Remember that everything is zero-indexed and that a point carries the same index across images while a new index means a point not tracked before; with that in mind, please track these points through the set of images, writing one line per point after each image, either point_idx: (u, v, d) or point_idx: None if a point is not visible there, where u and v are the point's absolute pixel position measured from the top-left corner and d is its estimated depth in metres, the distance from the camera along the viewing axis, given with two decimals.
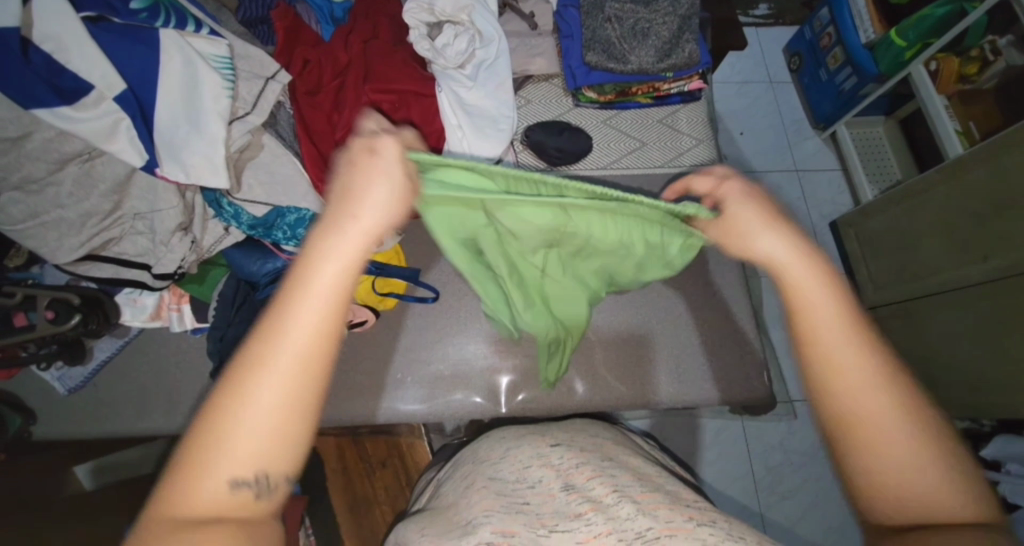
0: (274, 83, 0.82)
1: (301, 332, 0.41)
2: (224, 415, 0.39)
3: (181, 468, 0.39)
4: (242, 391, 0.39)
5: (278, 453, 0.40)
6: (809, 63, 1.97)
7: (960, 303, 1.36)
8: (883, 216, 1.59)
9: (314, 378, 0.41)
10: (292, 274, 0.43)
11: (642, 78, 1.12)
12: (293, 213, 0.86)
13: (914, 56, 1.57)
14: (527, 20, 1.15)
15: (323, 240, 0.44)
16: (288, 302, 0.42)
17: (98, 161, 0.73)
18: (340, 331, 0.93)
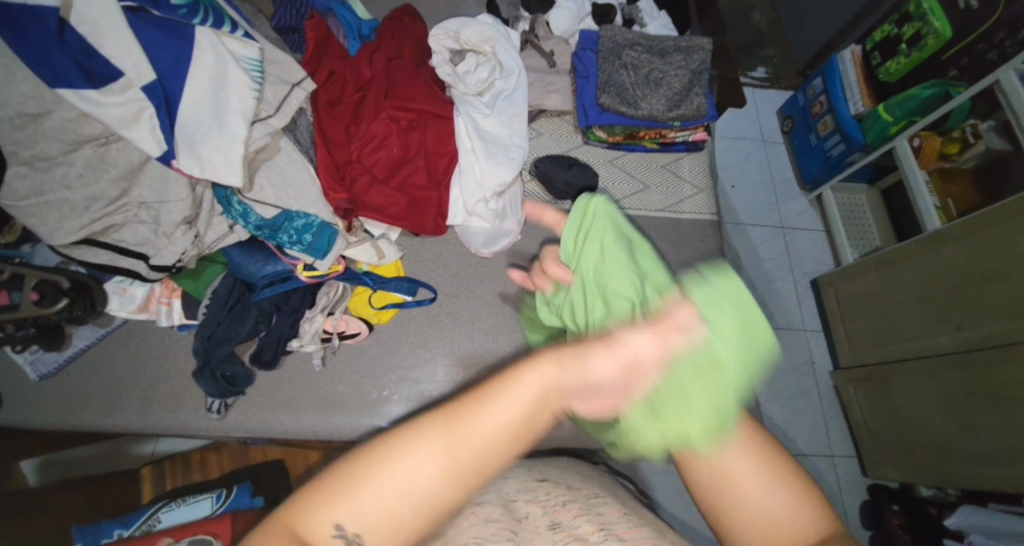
0: (299, 89, 0.83)
1: (470, 444, 0.41)
2: (387, 469, 0.39)
3: (305, 494, 0.39)
4: (394, 454, 0.40)
5: (389, 540, 0.38)
6: (800, 127, 2.07)
7: (934, 372, 1.41)
8: (862, 278, 1.65)
9: (449, 498, 0.40)
10: (509, 372, 0.45)
11: (651, 123, 1.17)
12: (301, 218, 0.84)
13: (900, 130, 1.67)
14: (546, 57, 1.20)
15: (542, 364, 0.45)
16: (479, 405, 0.42)
17: (114, 146, 0.72)
18: (332, 342, 0.91)
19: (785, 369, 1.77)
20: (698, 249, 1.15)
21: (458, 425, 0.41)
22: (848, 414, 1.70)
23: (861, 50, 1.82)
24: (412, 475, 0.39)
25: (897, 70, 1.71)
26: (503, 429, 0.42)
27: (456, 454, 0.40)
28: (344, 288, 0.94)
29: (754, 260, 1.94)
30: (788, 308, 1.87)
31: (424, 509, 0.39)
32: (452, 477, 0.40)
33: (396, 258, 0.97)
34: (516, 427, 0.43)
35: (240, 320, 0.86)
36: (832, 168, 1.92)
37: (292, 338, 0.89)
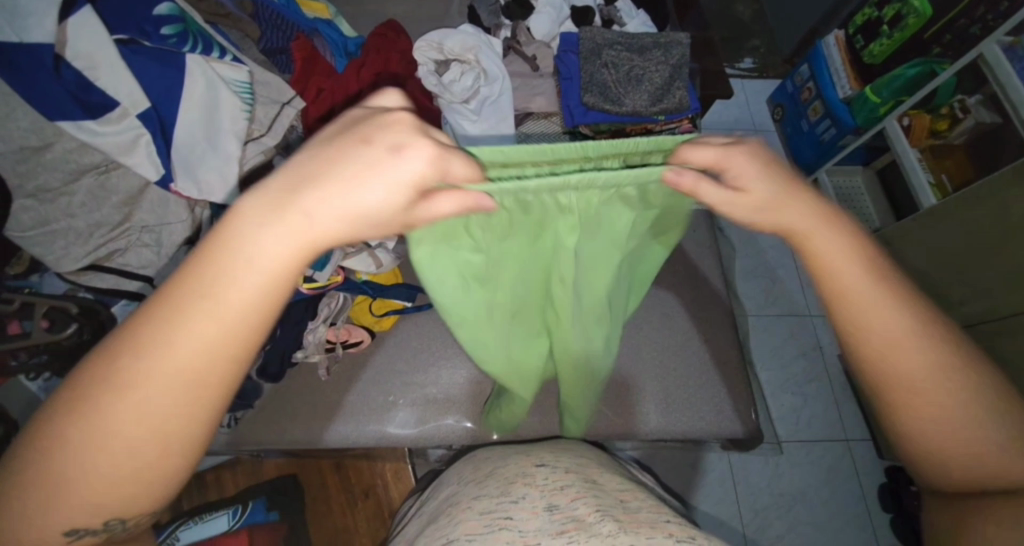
0: (289, 108, 0.87)
1: (191, 350, 0.37)
2: (97, 422, 0.36)
3: (49, 446, 0.36)
4: (132, 368, 0.37)
5: (157, 452, 0.38)
6: (790, 114, 2.08)
7: None
8: None
9: (211, 392, 0.39)
10: (208, 252, 0.39)
11: (636, 119, 1.19)
12: None
13: (890, 110, 1.69)
14: (529, 62, 1.22)
15: (241, 224, 0.39)
16: (191, 296, 0.38)
17: (114, 172, 0.75)
18: (335, 351, 0.94)
19: (791, 355, 1.78)
20: (691, 239, 1.16)
21: (154, 356, 0.37)
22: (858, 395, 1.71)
23: (844, 35, 1.86)
24: (152, 410, 0.37)
25: (880, 51, 1.73)
26: (222, 323, 0.38)
27: (177, 361, 0.37)
28: (344, 298, 0.96)
29: (753, 249, 1.95)
30: (791, 294, 1.88)
31: (187, 418, 0.38)
32: (174, 414, 0.38)
33: (393, 264, 1.00)
34: (233, 324, 0.39)
35: None
36: (825, 152, 1.93)
37: (296, 351, 0.92)
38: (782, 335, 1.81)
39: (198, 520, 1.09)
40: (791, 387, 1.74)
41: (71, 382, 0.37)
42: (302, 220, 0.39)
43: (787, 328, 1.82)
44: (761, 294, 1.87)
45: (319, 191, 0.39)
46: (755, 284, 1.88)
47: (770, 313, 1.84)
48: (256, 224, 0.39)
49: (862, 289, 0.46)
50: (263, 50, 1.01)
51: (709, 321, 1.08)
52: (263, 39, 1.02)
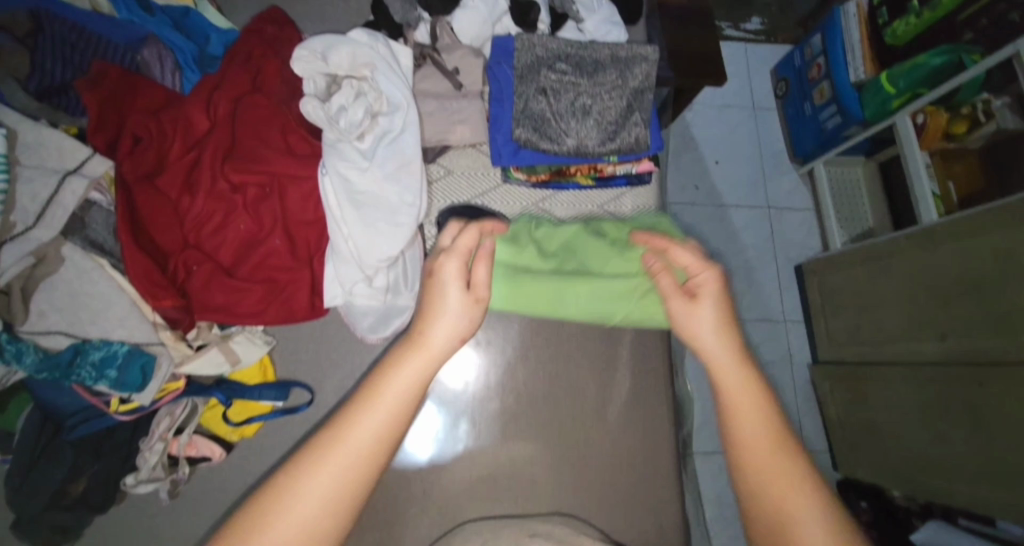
0: (78, 178, 0.64)
1: (383, 410, 0.46)
2: (283, 502, 0.42)
3: (252, 511, 0.42)
4: (324, 458, 0.44)
5: (321, 535, 0.42)
6: (794, 93, 1.79)
7: (914, 379, 1.29)
8: (846, 272, 1.50)
9: (363, 482, 0.45)
10: (378, 381, 0.48)
11: (581, 158, 0.96)
12: (100, 348, 0.66)
13: (903, 105, 1.42)
14: (450, 78, 0.96)
15: (411, 355, 0.49)
16: (392, 367, 0.48)
17: None
18: (179, 470, 0.76)
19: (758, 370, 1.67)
20: None
21: (365, 409, 0.46)
22: (823, 410, 1.60)
23: (865, 8, 1.52)
24: (394, 391, 0.47)
25: (903, 32, 1.43)
26: (405, 386, 0.47)
27: (368, 434, 0.45)
28: (191, 403, 0.78)
29: (733, 251, 1.76)
30: (767, 302, 1.72)
31: (347, 500, 0.44)
32: (398, 412, 0.47)
33: (260, 357, 0.81)
34: (411, 386, 0.48)
35: (53, 464, 0.71)
36: (827, 141, 1.67)
37: (127, 473, 0.75)
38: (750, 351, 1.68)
39: None
40: None
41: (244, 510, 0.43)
42: (425, 354, 0.49)
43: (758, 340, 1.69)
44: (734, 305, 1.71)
45: (438, 328, 0.50)
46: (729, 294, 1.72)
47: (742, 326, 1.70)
48: (430, 320, 0.51)
49: (724, 360, 0.54)
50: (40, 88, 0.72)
51: None
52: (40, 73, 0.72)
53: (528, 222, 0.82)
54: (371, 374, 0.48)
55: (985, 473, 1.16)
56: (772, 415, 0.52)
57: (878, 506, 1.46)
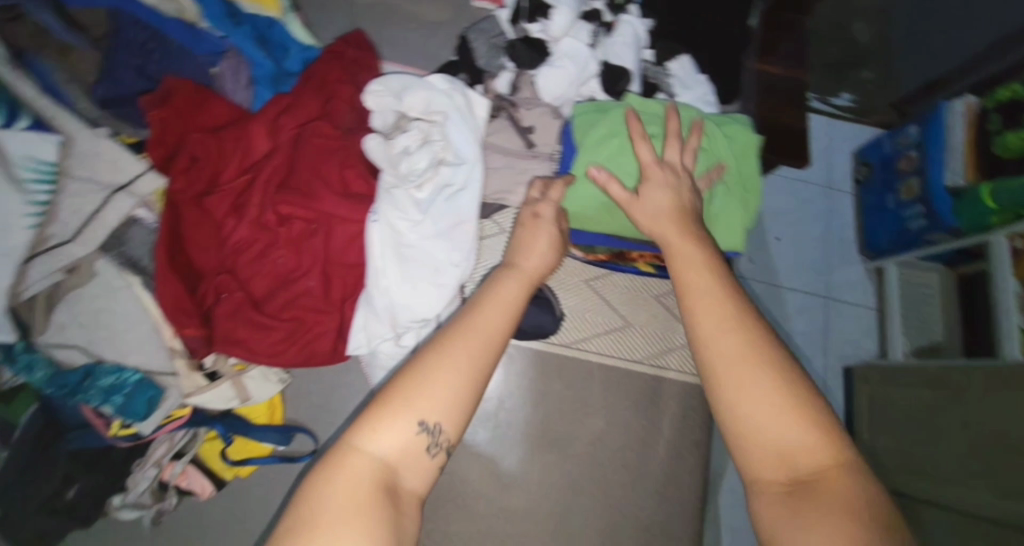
0: (124, 196, 0.61)
1: (477, 339, 0.55)
2: (404, 391, 0.51)
3: (377, 408, 0.51)
4: (427, 375, 0.52)
5: (452, 418, 0.52)
6: None
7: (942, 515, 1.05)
8: (901, 390, 1.22)
9: (472, 393, 0.53)
10: (470, 309, 0.59)
11: (644, 247, 0.87)
12: (111, 374, 0.63)
13: (1006, 223, 1.12)
14: (523, 135, 0.89)
15: (497, 288, 0.62)
16: (474, 313, 0.58)
17: None
18: (167, 500, 0.74)
19: None
20: (677, 424, 0.89)
21: (443, 351, 0.54)
22: None
23: (977, 104, 1.19)
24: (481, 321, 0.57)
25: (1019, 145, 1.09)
26: (492, 321, 0.58)
27: (469, 343, 0.55)
28: (193, 432, 0.75)
29: None
30: None
31: (466, 395, 0.53)
32: (505, 306, 0.60)
33: (271, 398, 0.77)
34: (498, 321, 0.58)
35: (42, 473, 0.69)
36: (905, 241, 1.37)
37: (116, 493, 0.73)
38: None
39: None
40: None
41: (379, 399, 0.52)
42: (510, 275, 0.68)
43: None
44: None
45: (507, 286, 0.64)
46: None
47: None
48: (490, 284, 0.63)
49: (727, 330, 0.56)
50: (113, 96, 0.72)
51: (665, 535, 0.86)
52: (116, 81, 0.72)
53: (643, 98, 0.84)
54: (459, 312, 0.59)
55: None
56: (771, 353, 0.55)
57: None
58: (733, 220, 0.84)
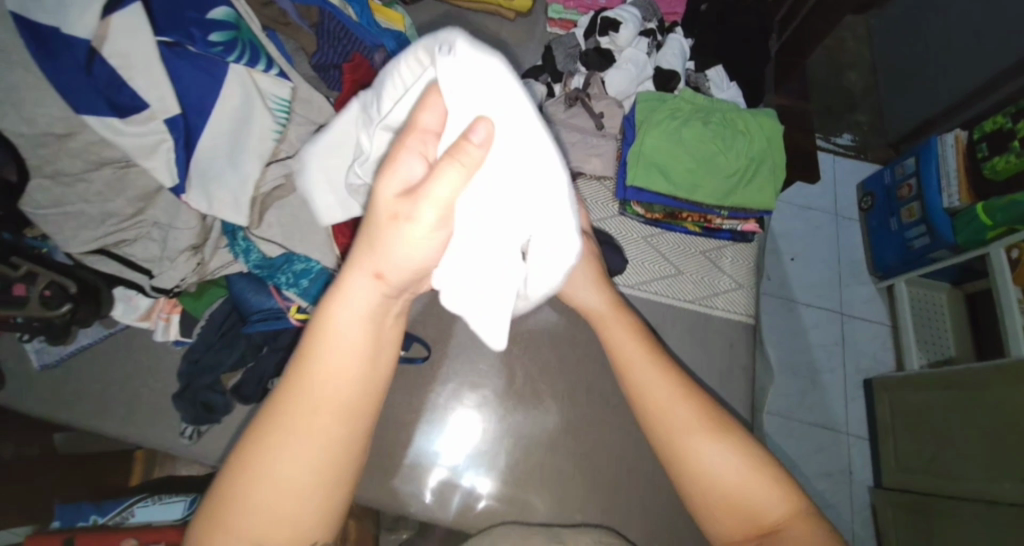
0: (325, 131, 0.82)
1: (320, 401, 0.47)
2: (238, 487, 0.47)
3: (209, 516, 0.47)
4: (270, 449, 0.47)
5: (291, 513, 0.47)
6: (880, 208, 1.81)
7: (981, 517, 1.25)
8: (922, 394, 1.50)
9: (324, 481, 0.48)
10: (313, 329, 0.49)
11: (694, 207, 1.07)
12: (302, 262, 0.84)
13: (1000, 237, 1.41)
14: (595, 119, 1.12)
15: (352, 285, 0.48)
16: (316, 351, 0.48)
17: (132, 170, 0.73)
18: None
19: (812, 471, 1.63)
20: (724, 352, 1.05)
21: (290, 416, 0.47)
22: (883, 538, 1.56)
23: (966, 137, 1.55)
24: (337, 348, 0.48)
25: (1005, 167, 1.41)
26: (345, 360, 0.48)
27: (321, 399, 0.47)
28: None
29: (799, 347, 1.77)
30: (829, 404, 1.71)
31: (322, 463, 0.48)
32: (359, 339, 0.49)
33: None
34: (352, 347, 0.49)
35: (227, 350, 0.86)
36: (910, 260, 1.68)
37: (274, 377, 0.87)
38: (806, 447, 1.66)
39: (157, 499, 1.11)
40: None
41: (213, 495, 0.48)
42: (365, 277, 0.48)
43: (814, 438, 1.67)
44: (794, 398, 1.71)
45: (342, 306, 0.48)
46: (790, 386, 1.72)
47: (799, 420, 1.69)
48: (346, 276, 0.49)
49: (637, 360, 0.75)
50: (317, 65, 0.95)
51: None
52: (319, 54, 0.94)
53: (690, 92, 1.09)
54: (301, 346, 0.49)
55: None
56: (687, 388, 0.71)
57: None
58: (761, 188, 1.05)
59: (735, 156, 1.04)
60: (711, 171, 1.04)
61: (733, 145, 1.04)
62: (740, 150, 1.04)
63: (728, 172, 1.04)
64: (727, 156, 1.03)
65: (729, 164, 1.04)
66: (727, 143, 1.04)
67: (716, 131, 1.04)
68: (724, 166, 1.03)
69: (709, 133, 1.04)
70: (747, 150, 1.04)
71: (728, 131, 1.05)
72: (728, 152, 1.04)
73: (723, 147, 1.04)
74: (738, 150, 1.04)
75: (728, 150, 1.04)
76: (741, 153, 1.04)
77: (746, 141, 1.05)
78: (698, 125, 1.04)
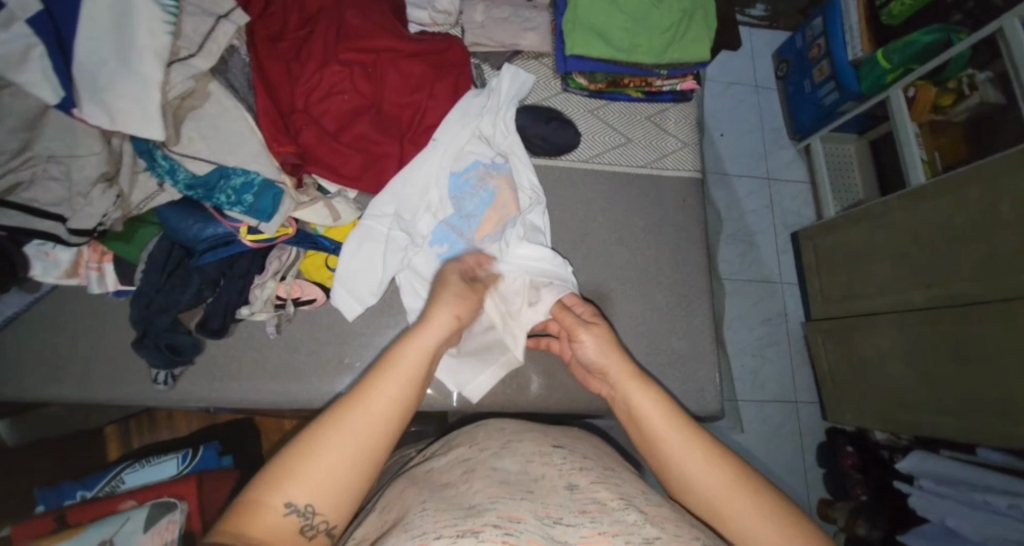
0: (228, 22, 0.71)
1: (374, 412, 0.59)
2: (297, 465, 0.55)
3: (268, 485, 0.54)
4: (324, 442, 0.56)
5: (331, 496, 0.55)
6: (795, 72, 1.88)
7: (897, 324, 1.42)
8: (841, 232, 1.62)
9: (362, 464, 0.57)
10: (377, 370, 0.62)
11: (635, 70, 1.06)
12: (239, 175, 0.77)
13: (897, 79, 1.52)
14: None
15: (404, 355, 0.64)
16: (374, 384, 0.60)
17: (5, 92, 0.62)
18: (285, 309, 0.86)
19: (756, 322, 1.81)
20: (678, 210, 1.11)
21: (350, 412, 0.58)
22: (814, 363, 1.76)
23: None
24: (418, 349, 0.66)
25: (900, 12, 1.50)
26: (404, 381, 0.62)
27: (380, 402, 0.60)
28: (296, 252, 0.87)
29: (736, 213, 1.89)
30: (765, 261, 1.86)
31: (359, 463, 0.57)
32: (405, 375, 0.62)
33: (353, 219, 0.89)
34: (404, 384, 0.62)
35: (181, 287, 0.80)
36: (824, 117, 1.77)
37: (241, 306, 0.83)
38: (752, 300, 1.83)
39: (146, 463, 1.09)
40: (754, 350, 1.79)
41: (265, 472, 0.56)
42: (413, 356, 0.64)
43: (757, 293, 1.83)
44: (737, 259, 1.85)
45: (388, 381, 0.61)
46: (733, 249, 1.86)
47: (744, 279, 1.84)
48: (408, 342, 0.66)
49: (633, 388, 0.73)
50: None
51: (689, 299, 1.07)
52: None
53: None
54: (363, 379, 0.61)
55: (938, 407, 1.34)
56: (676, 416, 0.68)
57: (860, 449, 1.62)
58: (696, 40, 1.04)
59: (666, 12, 1.03)
60: (645, 30, 1.02)
61: (662, 1, 1.03)
62: (670, 5, 1.03)
63: (661, 28, 1.03)
64: (657, 13, 1.02)
65: (660, 20, 1.02)
66: (656, 0, 1.03)
67: None
68: (656, 22, 1.02)
69: None
70: (677, 5, 1.03)
71: None
72: (657, 8, 1.02)
73: (652, 4, 1.02)
74: (667, 5, 1.03)
75: (657, 6, 1.02)
76: (670, 8, 1.03)
77: None
78: None
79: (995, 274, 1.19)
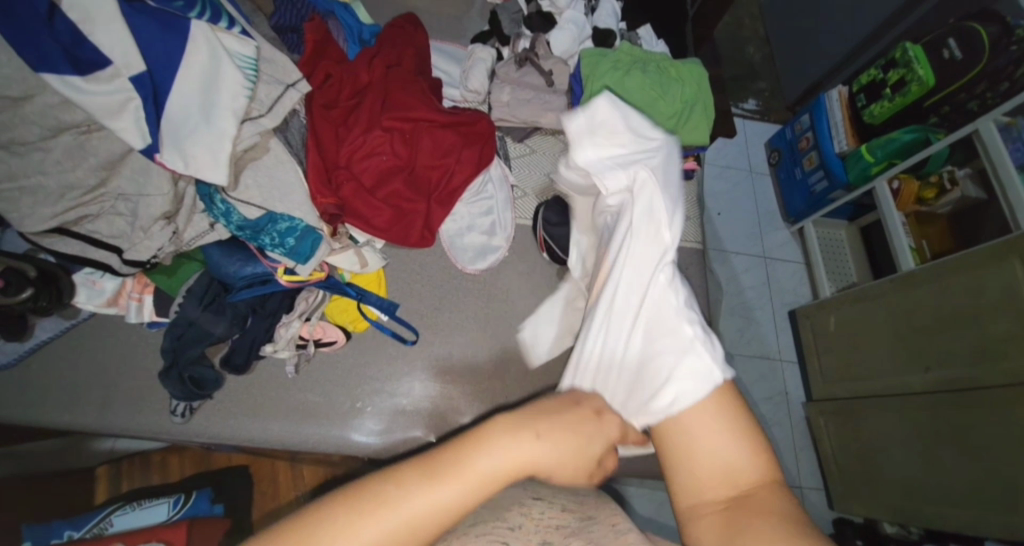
0: (294, 90, 0.82)
1: (464, 487, 0.42)
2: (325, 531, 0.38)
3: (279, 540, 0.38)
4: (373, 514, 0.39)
5: None
6: (787, 160, 2.03)
7: (901, 408, 1.42)
8: (837, 312, 1.67)
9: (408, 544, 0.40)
10: (466, 443, 0.45)
11: None
12: (285, 221, 0.84)
13: (881, 171, 1.65)
14: (544, 77, 1.18)
15: (504, 442, 0.46)
16: (476, 452, 0.44)
17: (95, 135, 0.70)
18: (306, 349, 0.89)
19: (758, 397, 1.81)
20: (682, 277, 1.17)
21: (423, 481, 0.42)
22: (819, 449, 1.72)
23: (847, 92, 1.76)
24: (547, 445, 0.47)
25: (881, 112, 1.63)
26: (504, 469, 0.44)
27: (475, 481, 0.43)
28: (322, 295, 0.92)
29: (735, 287, 1.97)
30: (765, 336, 1.91)
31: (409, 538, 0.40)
32: (512, 466, 0.45)
33: (379, 268, 0.95)
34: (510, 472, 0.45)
35: (214, 320, 0.84)
36: (816, 203, 1.89)
37: (266, 343, 0.87)
38: (752, 374, 1.84)
39: (137, 506, 1.06)
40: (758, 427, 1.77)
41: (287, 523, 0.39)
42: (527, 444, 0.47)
43: (757, 368, 1.86)
44: (736, 332, 1.90)
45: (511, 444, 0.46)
46: (732, 322, 1.91)
47: (744, 353, 1.87)
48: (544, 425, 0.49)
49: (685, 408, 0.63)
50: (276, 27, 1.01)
51: None
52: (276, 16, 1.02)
53: (628, 46, 1.19)
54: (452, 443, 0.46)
55: (961, 499, 1.29)
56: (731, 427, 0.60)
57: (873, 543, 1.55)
58: (697, 127, 1.17)
59: (673, 101, 1.15)
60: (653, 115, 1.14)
61: (671, 91, 1.15)
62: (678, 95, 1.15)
63: (668, 115, 1.14)
64: (666, 101, 1.14)
65: (668, 108, 1.14)
66: (667, 90, 1.14)
67: (655, 79, 1.15)
68: (665, 109, 1.14)
69: (650, 81, 1.14)
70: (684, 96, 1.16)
71: (665, 79, 1.16)
72: (667, 97, 1.14)
73: (662, 93, 1.14)
74: (675, 95, 1.15)
75: (667, 95, 1.14)
76: (677, 99, 1.15)
77: (681, 88, 1.16)
78: (641, 75, 1.14)
79: (994, 359, 1.22)
